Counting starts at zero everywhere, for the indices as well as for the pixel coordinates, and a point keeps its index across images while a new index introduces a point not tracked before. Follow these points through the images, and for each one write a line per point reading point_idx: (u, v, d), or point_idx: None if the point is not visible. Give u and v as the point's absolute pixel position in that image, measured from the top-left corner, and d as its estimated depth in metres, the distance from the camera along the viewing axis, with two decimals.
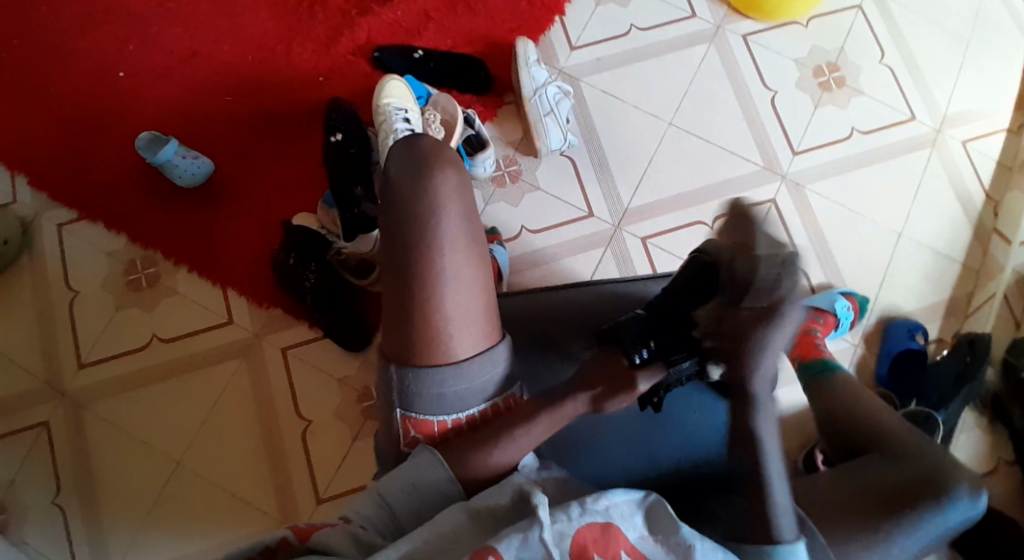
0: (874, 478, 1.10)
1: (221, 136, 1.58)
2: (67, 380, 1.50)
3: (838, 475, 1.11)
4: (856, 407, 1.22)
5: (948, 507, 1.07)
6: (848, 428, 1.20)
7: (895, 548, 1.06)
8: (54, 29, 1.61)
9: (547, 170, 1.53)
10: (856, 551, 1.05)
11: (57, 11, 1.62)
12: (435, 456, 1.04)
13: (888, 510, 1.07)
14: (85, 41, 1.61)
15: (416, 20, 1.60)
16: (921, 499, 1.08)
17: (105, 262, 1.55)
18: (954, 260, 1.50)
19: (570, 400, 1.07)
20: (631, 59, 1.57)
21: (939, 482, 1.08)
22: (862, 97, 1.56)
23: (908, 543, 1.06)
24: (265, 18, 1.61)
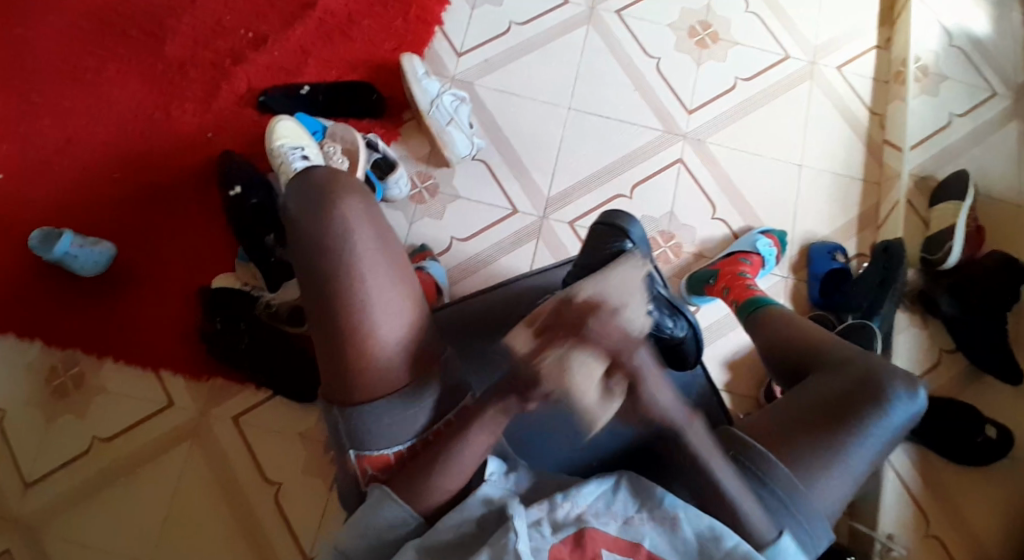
0: (820, 394, 1.16)
1: (117, 217, 1.50)
2: (11, 507, 1.39)
3: (791, 399, 1.17)
4: (792, 333, 1.27)
5: (893, 407, 1.14)
6: (787, 351, 1.25)
7: (852, 458, 1.12)
8: None
9: (462, 177, 1.53)
10: (818, 472, 1.11)
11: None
12: (386, 492, 1.03)
13: (839, 424, 1.13)
14: None
15: (294, 57, 1.56)
16: (864, 408, 1.14)
17: (24, 374, 1.44)
18: (855, 178, 1.60)
19: (501, 402, 1.04)
20: (516, 54, 1.59)
21: (876, 386, 1.14)
22: (738, 47, 1.63)
23: (863, 451, 1.13)
24: (138, 87, 1.54)
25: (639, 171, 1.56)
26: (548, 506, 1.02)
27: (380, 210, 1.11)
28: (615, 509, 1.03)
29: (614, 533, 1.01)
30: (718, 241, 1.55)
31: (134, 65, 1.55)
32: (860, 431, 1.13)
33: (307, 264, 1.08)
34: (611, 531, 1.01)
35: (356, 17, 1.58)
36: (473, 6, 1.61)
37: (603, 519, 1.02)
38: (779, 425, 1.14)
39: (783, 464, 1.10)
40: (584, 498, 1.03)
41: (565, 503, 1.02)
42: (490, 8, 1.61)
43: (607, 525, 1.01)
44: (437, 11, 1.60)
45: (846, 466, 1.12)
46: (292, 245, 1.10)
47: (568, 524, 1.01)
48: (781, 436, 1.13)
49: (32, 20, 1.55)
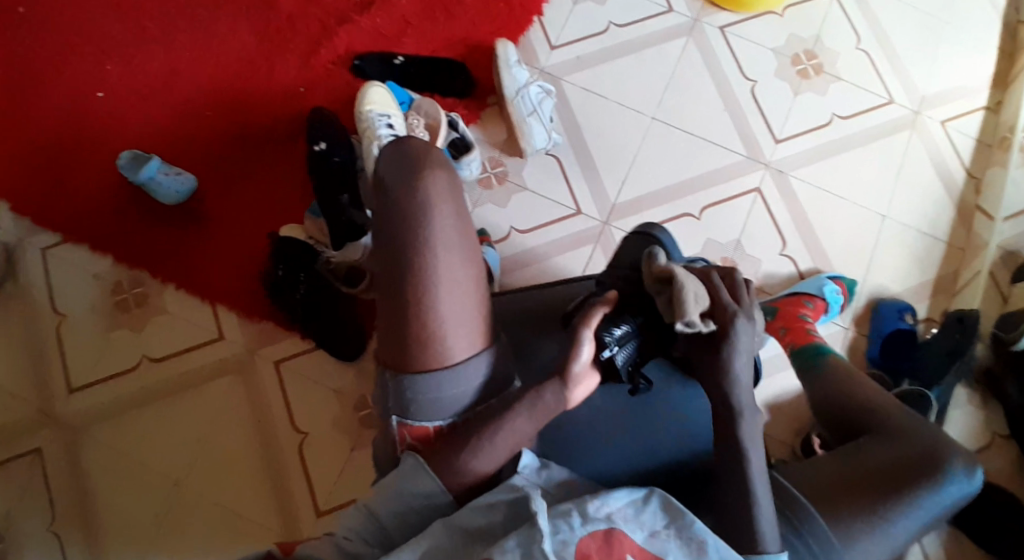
0: (871, 460, 1.14)
1: (203, 152, 1.55)
2: (59, 405, 1.48)
3: (839, 459, 1.15)
4: (850, 393, 1.25)
5: (947, 485, 1.12)
6: (842, 411, 1.24)
7: (897, 529, 1.10)
8: (27, 50, 1.57)
9: (533, 170, 1.53)
10: (857, 535, 1.08)
11: (24, 30, 1.58)
12: (420, 462, 1.05)
13: (887, 494, 1.11)
14: (60, 63, 1.57)
15: (394, 25, 1.58)
16: (917, 483, 1.12)
17: (92, 284, 1.52)
18: (939, 240, 1.53)
19: (545, 391, 1.06)
20: (609, 56, 1.57)
21: (933, 463, 1.13)
22: (840, 83, 1.57)
23: (909, 524, 1.10)
24: (244, 31, 1.59)
25: (712, 194, 1.52)
26: (579, 498, 1.00)
27: (464, 194, 1.12)
28: (645, 519, 1.01)
29: (639, 542, 0.99)
30: (783, 279, 1.51)
31: (244, 8, 1.59)
32: (910, 505, 1.11)
33: (384, 241, 1.10)
34: (637, 539, 0.99)
35: None
36: (577, 2, 1.59)
37: (630, 525, 0.99)
38: (824, 483, 1.12)
39: (823, 521, 1.08)
40: (615, 500, 1.01)
41: (595, 500, 1.00)
42: (592, 6, 1.59)
43: (633, 533, 0.99)
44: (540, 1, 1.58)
45: (886, 536, 1.09)
46: (375, 215, 1.11)
47: (598, 519, 0.99)
48: (827, 495, 1.11)
49: None
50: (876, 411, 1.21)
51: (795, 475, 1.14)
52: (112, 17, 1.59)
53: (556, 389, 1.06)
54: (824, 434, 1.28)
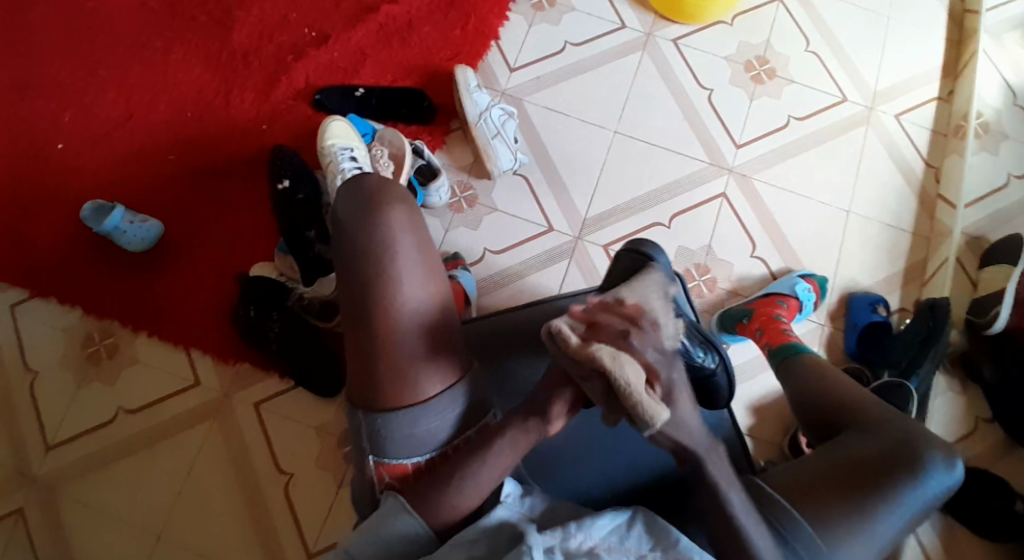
0: (851, 455, 1.14)
1: (167, 198, 1.51)
2: (35, 464, 1.44)
3: (819, 455, 1.15)
4: (826, 391, 1.25)
5: (928, 476, 1.12)
6: (820, 408, 1.24)
7: (880, 525, 1.10)
8: None
9: (501, 191, 1.53)
10: (840, 535, 1.09)
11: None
12: (401, 501, 1.04)
13: (868, 490, 1.11)
14: (12, 115, 1.52)
15: (351, 57, 1.53)
16: (897, 476, 1.11)
17: (61, 338, 1.48)
18: (904, 230, 1.57)
19: (522, 427, 1.04)
20: (569, 75, 1.57)
21: (911, 455, 1.12)
22: (794, 85, 1.61)
23: (892, 519, 1.10)
24: (200, 72, 1.54)
25: (678, 202, 1.54)
26: (561, 534, 1.00)
27: (425, 224, 1.13)
28: (629, 546, 1.01)
29: None
30: (755, 279, 1.53)
31: (197, 49, 1.55)
32: (891, 499, 1.10)
33: (348, 277, 1.10)
34: None
35: (415, 23, 1.55)
36: (532, 23, 1.58)
37: (616, 554, 1.00)
38: (806, 483, 1.13)
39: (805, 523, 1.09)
40: (598, 530, 1.01)
41: (578, 533, 1.00)
42: (548, 26, 1.59)
43: None
44: (497, 24, 1.57)
45: (872, 532, 1.09)
46: (336, 253, 1.11)
47: (580, 554, 0.99)
48: (809, 495, 1.12)
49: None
50: (853, 406, 1.20)
51: (778, 478, 1.15)
52: (62, 65, 1.54)
53: (537, 423, 1.04)
54: (804, 432, 1.28)
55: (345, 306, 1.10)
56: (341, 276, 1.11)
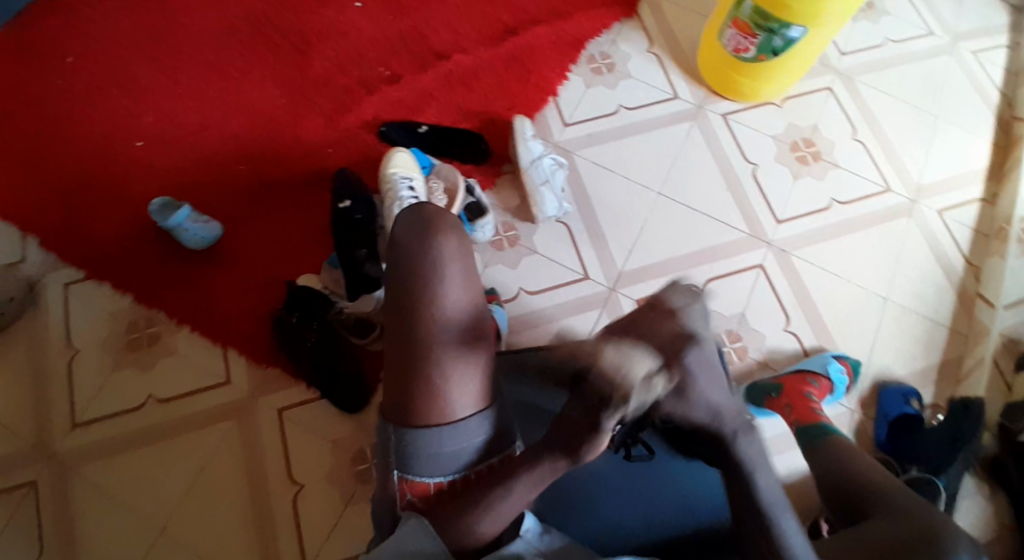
0: (874, 539, 1.11)
1: (228, 204, 1.57)
2: (57, 440, 1.47)
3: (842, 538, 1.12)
4: (852, 476, 1.22)
5: None
6: (845, 491, 1.21)
7: None
8: (67, 96, 1.62)
9: (544, 235, 1.57)
10: None
11: (64, 81, 1.63)
12: (423, 524, 1.07)
13: None
14: (98, 110, 1.61)
15: (418, 97, 1.62)
16: None
17: (107, 321, 1.52)
18: (941, 324, 1.57)
19: (546, 464, 1.06)
20: (619, 136, 1.63)
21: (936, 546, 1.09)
22: (838, 169, 1.65)
23: None
24: (277, 94, 1.63)
25: (715, 268, 1.57)
26: None
27: (473, 254, 1.20)
28: None
29: None
30: (788, 354, 1.53)
31: (277, 73, 1.64)
32: None
33: (397, 297, 1.16)
34: None
35: (480, 73, 1.64)
36: (589, 85, 1.66)
37: None
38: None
39: None
40: None
41: None
42: (604, 89, 1.66)
43: None
44: (557, 83, 1.65)
45: None
46: (390, 274, 1.18)
47: None
48: None
49: (200, 15, 1.68)
50: (879, 494, 1.18)
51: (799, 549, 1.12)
52: (151, 71, 1.64)
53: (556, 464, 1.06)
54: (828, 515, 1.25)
55: (392, 323, 1.16)
56: (391, 296, 1.17)
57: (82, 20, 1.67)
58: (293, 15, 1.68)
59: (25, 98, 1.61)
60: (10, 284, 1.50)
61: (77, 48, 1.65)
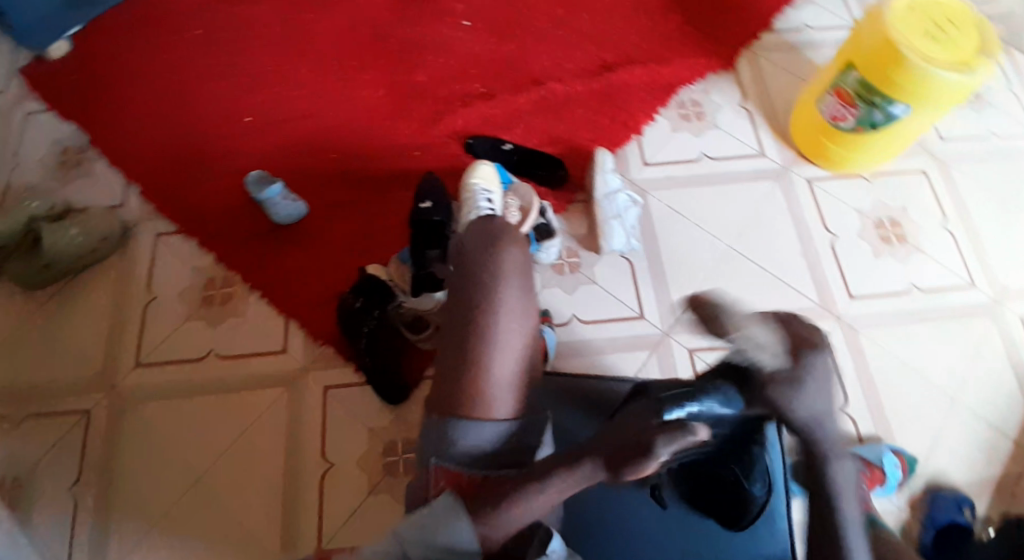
0: None
1: (315, 186, 1.66)
2: (120, 375, 1.56)
3: None
4: None
5: None
6: None
7: None
8: (194, 65, 1.75)
9: (606, 268, 1.58)
10: None
11: (194, 50, 1.76)
12: (457, 504, 1.07)
13: None
14: (218, 81, 1.73)
15: (507, 116, 1.68)
16: None
17: (189, 274, 1.62)
18: (1005, 435, 1.49)
19: (585, 466, 1.06)
20: (696, 182, 1.64)
21: None
22: (922, 255, 1.60)
23: None
24: (379, 92, 1.72)
25: None
26: None
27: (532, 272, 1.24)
28: None
29: None
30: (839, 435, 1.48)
31: (384, 73, 1.73)
32: None
33: (455, 301, 1.20)
34: None
35: (570, 102, 1.69)
36: (675, 129, 1.68)
37: None
38: None
39: None
40: None
41: None
42: (688, 135, 1.68)
43: None
44: (642, 121, 1.68)
45: None
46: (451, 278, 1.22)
47: None
48: None
49: (325, 10, 1.80)
50: None
51: None
52: (271, 54, 1.76)
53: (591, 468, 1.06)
54: None
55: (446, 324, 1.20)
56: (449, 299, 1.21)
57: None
58: (408, 23, 1.77)
59: (157, 60, 1.75)
60: (108, 224, 1.61)
61: (210, 23, 1.79)
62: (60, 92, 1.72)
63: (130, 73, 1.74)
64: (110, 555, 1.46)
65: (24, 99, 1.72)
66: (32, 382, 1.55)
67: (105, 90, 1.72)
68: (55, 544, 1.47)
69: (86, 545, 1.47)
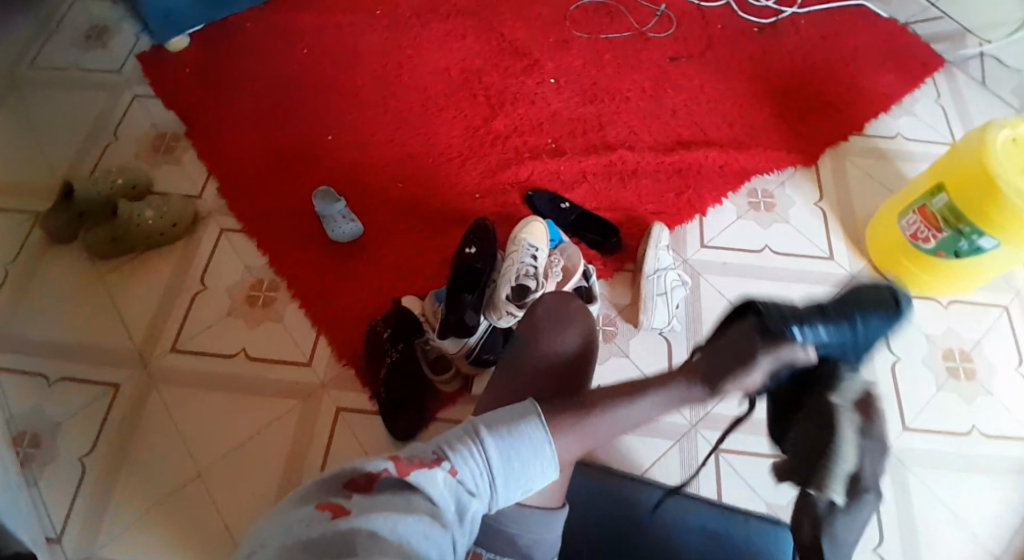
0: None
1: (376, 211, 1.68)
2: (155, 355, 1.60)
3: None
4: None
5: None
6: None
7: None
8: (293, 81, 1.84)
9: (640, 343, 1.51)
10: None
11: (296, 67, 1.86)
12: (534, 407, 1.07)
13: None
14: (311, 99, 1.81)
15: (573, 175, 1.67)
16: None
17: (240, 272, 1.67)
18: None
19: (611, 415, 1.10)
20: (751, 273, 1.57)
21: None
22: (989, 397, 1.46)
23: None
24: (457, 133, 1.75)
25: None
26: None
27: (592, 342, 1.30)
28: None
29: None
30: None
31: (464, 115, 1.77)
32: None
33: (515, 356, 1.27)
34: None
35: (639, 172, 1.67)
36: (741, 216, 1.62)
37: None
38: None
39: None
40: None
41: None
42: (755, 225, 1.62)
43: None
44: (708, 202, 1.63)
45: None
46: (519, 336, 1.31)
47: None
48: None
49: (424, 49, 1.86)
50: None
51: None
52: (365, 81, 1.83)
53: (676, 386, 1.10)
54: None
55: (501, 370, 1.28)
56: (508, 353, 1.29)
57: (331, 25, 1.91)
58: (499, 76, 1.81)
59: (261, 71, 1.85)
60: (181, 210, 1.68)
61: (317, 45, 1.88)
62: (169, 85, 1.83)
63: (235, 79, 1.84)
64: (101, 529, 1.47)
65: (138, 87, 1.84)
66: (75, 345, 1.61)
67: (209, 90, 1.83)
68: (54, 504, 1.48)
69: (81, 513, 1.48)
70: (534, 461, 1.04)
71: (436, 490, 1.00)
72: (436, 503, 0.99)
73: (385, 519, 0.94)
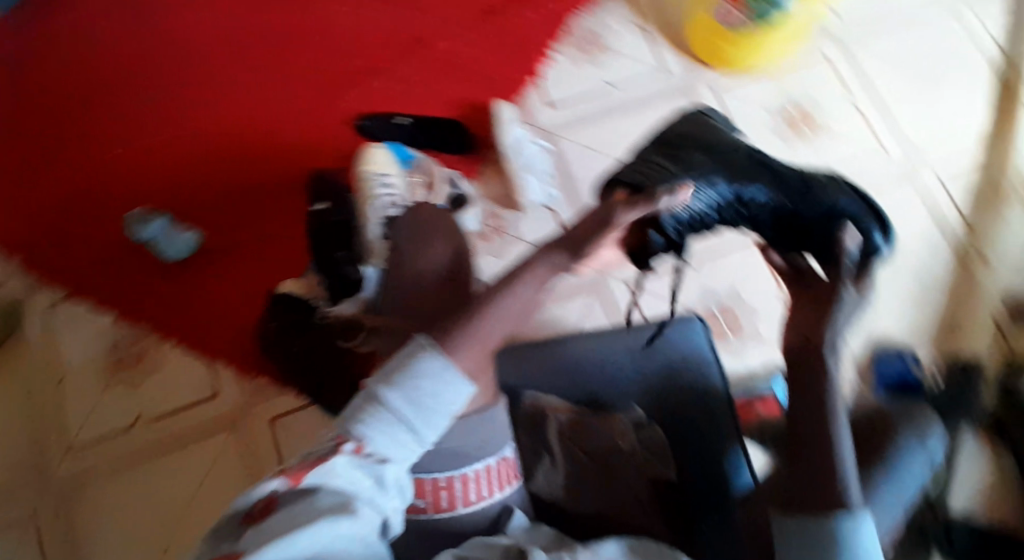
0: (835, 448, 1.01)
1: (208, 211, 1.54)
2: (56, 465, 1.42)
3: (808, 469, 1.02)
4: None
5: None
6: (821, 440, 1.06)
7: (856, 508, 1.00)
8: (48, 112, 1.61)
9: (530, 223, 1.51)
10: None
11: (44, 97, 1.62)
12: (423, 341, 0.87)
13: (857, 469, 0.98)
14: (77, 124, 1.60)
15: (394, 91, 1.59)
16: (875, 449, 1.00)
17: (94, 341, 1.49)
18: (945, 286, 1.51)
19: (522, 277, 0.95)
20: (601, 113, 1.58)
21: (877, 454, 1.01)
22: (833, 134, 1.59)
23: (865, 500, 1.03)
24: (253, 96, 1.61)
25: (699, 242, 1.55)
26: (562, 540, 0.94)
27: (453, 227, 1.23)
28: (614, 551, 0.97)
29: None
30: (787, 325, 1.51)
31: (252, 75, 1.63)
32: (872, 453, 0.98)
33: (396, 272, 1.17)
34: None
35: (457, 61, 1.61)
36: (574, 64, 1.62)
37: None
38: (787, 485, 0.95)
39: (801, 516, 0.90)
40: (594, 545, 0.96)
41: None
42: (589, 68, 1.62)
43: None
44: (539, 64, 1.61)
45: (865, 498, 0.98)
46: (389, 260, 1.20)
47: None
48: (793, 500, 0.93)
49: (174, 23, 1.68)
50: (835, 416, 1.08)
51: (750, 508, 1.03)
52: (126, 82, 1.63)
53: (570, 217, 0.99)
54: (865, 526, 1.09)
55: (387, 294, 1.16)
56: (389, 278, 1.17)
57: (57, 36, 1.67)
58: (273, 18, 1.67)
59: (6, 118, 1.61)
60: None
61: (55, 65, 1.65)
62: None
63: None
64: None
65: None
66: None
67: None
68: None
69: None
70: (442, 388, 0.86)
71: (340, 480, 0.85)
72: (344, 490, 0.85)
73: (281, 542, 0.81)
